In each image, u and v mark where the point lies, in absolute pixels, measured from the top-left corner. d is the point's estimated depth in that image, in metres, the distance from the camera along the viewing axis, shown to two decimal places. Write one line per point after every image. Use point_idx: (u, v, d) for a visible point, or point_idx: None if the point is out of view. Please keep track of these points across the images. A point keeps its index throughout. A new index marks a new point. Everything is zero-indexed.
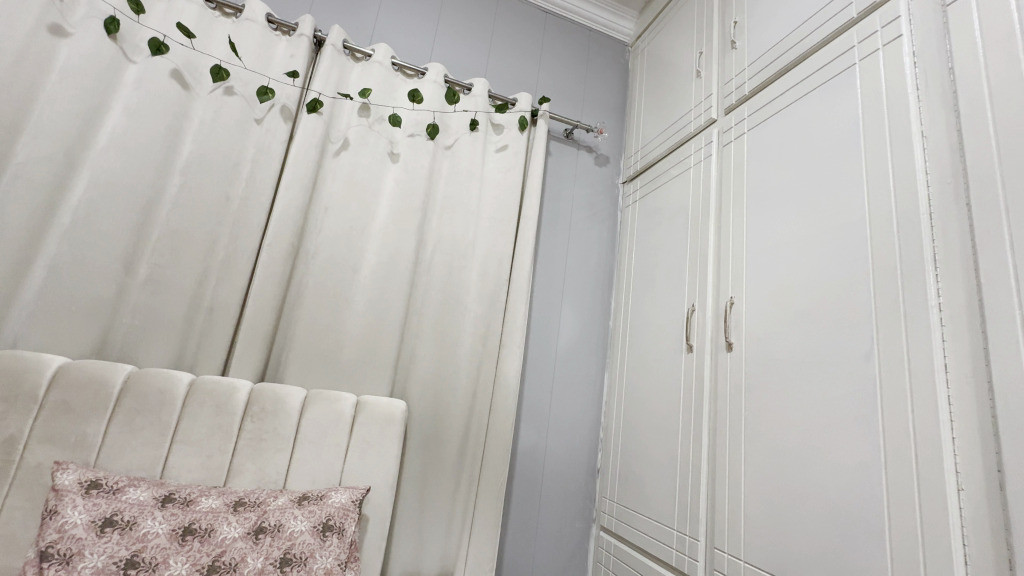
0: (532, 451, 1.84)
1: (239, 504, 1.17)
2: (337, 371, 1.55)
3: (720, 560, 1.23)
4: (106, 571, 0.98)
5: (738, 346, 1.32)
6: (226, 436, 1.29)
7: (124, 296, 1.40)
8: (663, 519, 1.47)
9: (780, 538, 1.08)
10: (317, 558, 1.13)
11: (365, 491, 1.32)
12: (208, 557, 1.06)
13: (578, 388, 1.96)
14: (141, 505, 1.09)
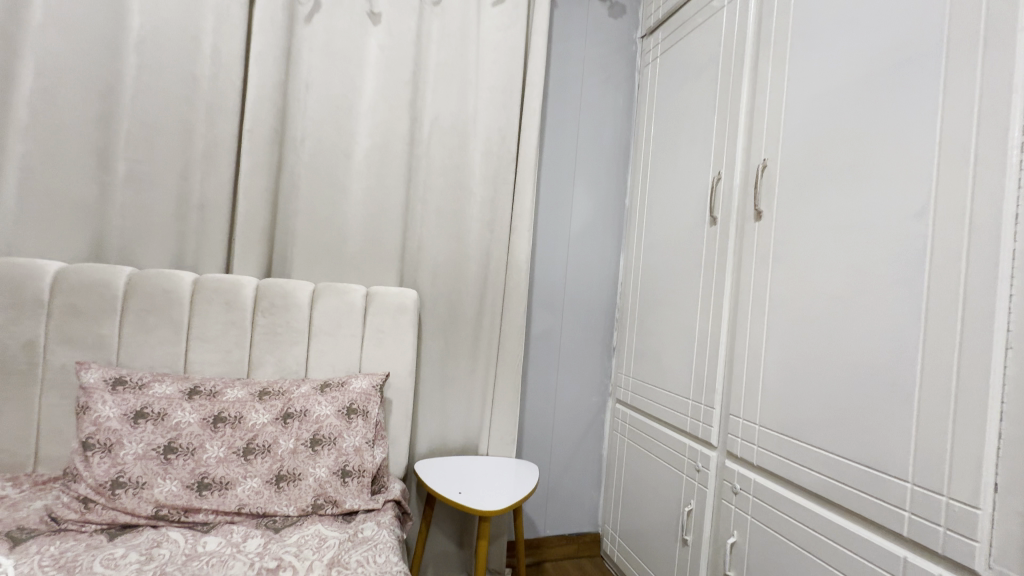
0: (548, 333, 1.85)
1: (264, 393, 1.20)
2: (343, 264, 1.51)
3: (735, 425, 1.27)
4: (147, 456, 1.04)
5: (768, 214, 1.21)
6: (241, 332, 1.29)
7: (107, 197, 1.31)
8: (679, 391, 1.50)
9: (798, 402, 1.08)
10: (345, 437, 1.19)
11: (385, 376, 1.34)
12: (242, 440, 1.12)
13: (593, 271, 1.91)
14: (169, 398, 1.12)
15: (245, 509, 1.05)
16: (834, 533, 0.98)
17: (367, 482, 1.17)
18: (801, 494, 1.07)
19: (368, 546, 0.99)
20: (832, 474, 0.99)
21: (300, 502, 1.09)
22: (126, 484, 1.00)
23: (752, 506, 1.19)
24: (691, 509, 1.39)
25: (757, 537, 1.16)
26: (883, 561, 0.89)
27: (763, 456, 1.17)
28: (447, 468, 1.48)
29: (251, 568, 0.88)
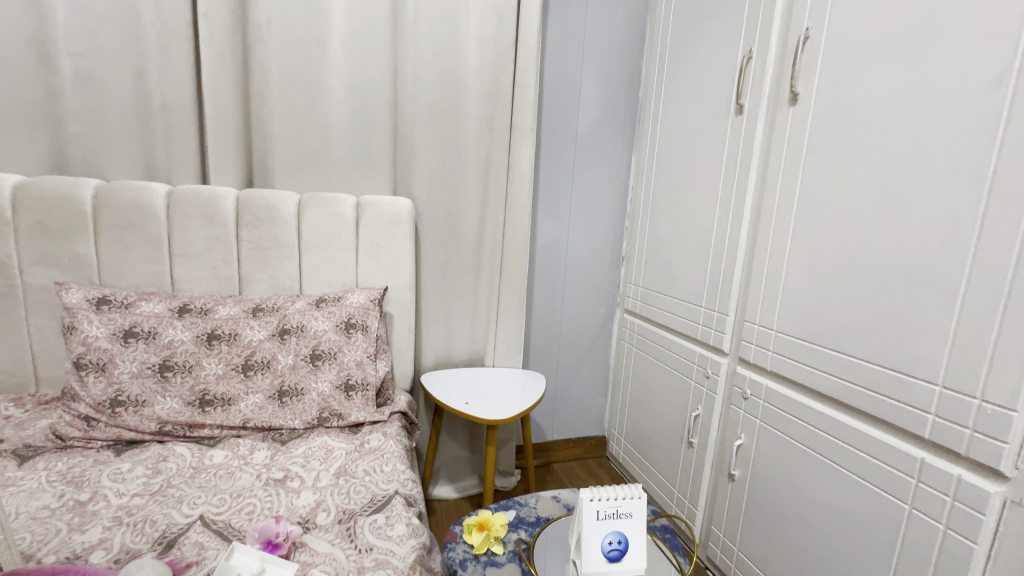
0: (554, 244, 1.76)
1: (257, 309, 1.16)
2: (330, 172, 1.38)
3: (749, 331, 1.22)
4: (143, 375, 1.01)
5: (806, 96, 1.06)
6: (226, 248, 1.21)
7: (57, 99, 1.16)
8: (691, 299, 1.44)
9: (823, 307, 1.02)
10: (345, 352, 1.16)
11: (383, 290, 1.28)
12: (240, 357, 1.09)
13: (602, 175, 1.76)
14: (159, 317, 1.08)
15: (250, 423, 1.05)
16: (849, 436, 0.96)
17: (372, 395, 1.16)
18: (816, 399, 1.04)
19: (375, 455, 0.99)
20: (852, 378, 0.95)
21: (305, 415, 1.09)
22: (126, 402, 0.99)
23: (762, 410, 1.17)
24: (698, 414, 1.39)
25: (765, 440, 1.16)
26: (898, 462, 0.87)
27: (778, 362, 1.13)
28: (453, 380, 1.47)
29: (258, 479, 0.88)
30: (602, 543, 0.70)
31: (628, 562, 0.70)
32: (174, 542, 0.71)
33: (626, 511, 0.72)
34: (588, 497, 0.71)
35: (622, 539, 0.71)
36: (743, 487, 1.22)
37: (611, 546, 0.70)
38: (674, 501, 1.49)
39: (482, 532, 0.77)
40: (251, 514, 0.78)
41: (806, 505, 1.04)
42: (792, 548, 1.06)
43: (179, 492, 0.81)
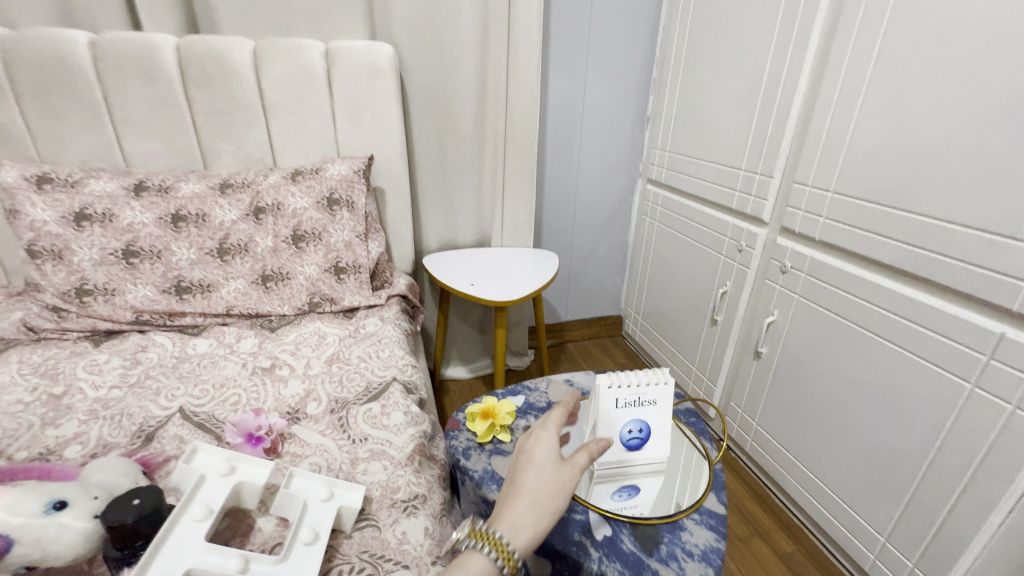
0: (568, 102, 1.50)
1: (225, 186, 1.01)
2: (288, 11, 1.11)
3: (799, 195, 1.04)
4: (107, 262, 0.91)
5: None
6: (177, 112, 1.02)
7: None
8: (729, 161, 1.23)
9: (907, 157, 0.82)
10: (331, 232, 1.03)
11: (368, 160, 1.10)
12: (214, 241, 0.97)
13: (628, 10, 1.43)
14: (112, 197, 0.93)
15: (234, 310, 0.96)
16: (909, 311, 0.83)
17: (366, 278, 1.05)
18: (872, 270, 0.90)
19: (370, 341, 0.91)
20: (927, 245, 0.80)
21: (294, 301, 1.00)
22: (94, 291, 0.90)
23: (802, 285, 1.04)
24: (725, 291, 1.27)
25: (801, 317, 1.05)
26: (968, 338, 0.75)
27: (829, 230, 0.97)
28: (458, 262, 1.36)
29: (244, 367, 0.81)
30: (621, 432, 0.62)
31: (649, 450, 0.63)
32: (152, 436, 0.65)
33: (649, 398, 0.63)
34: (605, 383, 0.61)
35: (644, 427, 0.63)
36: (770, 364, 1.15)
37: (631, 435, 0.62)
38: (692, 378, 1.45)
39: (486, 421, 0.70)
40: (236, 405, 0.71)
41: (841, 383, 0.96)
42: (821, 424, 1.01)
43: (158, 384, 0.75)
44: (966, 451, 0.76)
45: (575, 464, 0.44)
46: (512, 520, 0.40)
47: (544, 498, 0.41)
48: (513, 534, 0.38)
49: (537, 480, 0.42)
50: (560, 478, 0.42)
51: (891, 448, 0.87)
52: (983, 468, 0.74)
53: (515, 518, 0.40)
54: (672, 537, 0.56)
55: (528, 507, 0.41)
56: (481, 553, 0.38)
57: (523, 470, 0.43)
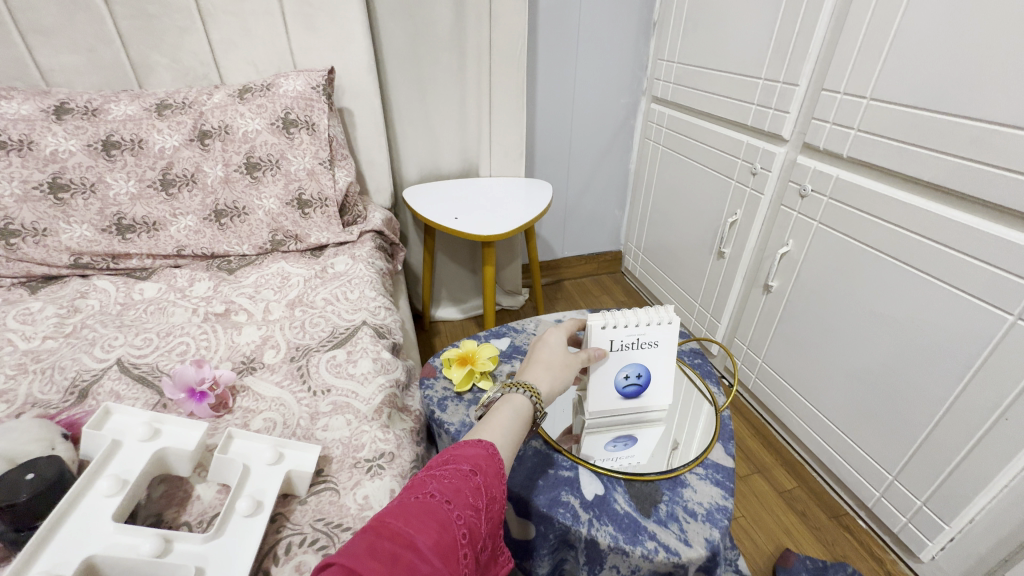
0: (562, 3, 1.30)
1: (162, 106, 0.87)
2: None
3: (827, 104, 0.90)
4: (31, 197, 0.79)
5: None
6: (93, 17, 0.86)
7: None
8: (746, 68, 1.07)
9: (968, 47, 0.68)
10: (290, 159, 0.90)
11: (328, 73, 0.95)
12: (155, 171, 0.85)
13: None
14: (28, 119, 0.80)
15: (186, 250, 0.86)
16: (947, 235, 0.73)
17: (335, 213, 0.94)
18: (912, 190, 0.78)
19: (339, 281, 0.81)
20: (979, 157, 0.68)
21: (254, 240, 0.89)
22: (21, 231, 0.79)
23: (823, 210, 0.93)
24: (734, 220, 1.16)
25: (819, 245, 0.95)
26: (1017, 265, 0.65)
27: (861, 144, 0.84)
28: (443, 194, 1.24)
29: (195, 314, 0.72)
30: (617, 378, 0.54)
31: (649, 396, 0.56)
32: (87, 392, 0.57)
33: (649, 340, 0.55)
34: (600, 323, 0.52)
35: (643, 372, 0.55)
36: (780, 298, 1.06)
37: (628, 381, 0.55)
38: (694, 315, 1.38)
39: (464, 368, 0.62)
40: (183, 355, 0.63)
41: (860, 317, 0.88)
42: (834, 360, 0.94)
43: (95, 333, 0.66)
44: (998, 389, 0.69)
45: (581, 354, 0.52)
46: (537, 378, 0.47)
47: (560, 367, 0.49)
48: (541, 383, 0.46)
49: (554, 351, 0.50)
50: (572, 354, 0.51)
51: (910, 385, 0.80)
52: (1016, 406, 0.67)
53: (538, 377, 0.47)
54: (672, 495, 0.50)
55: (547, 370, 0.48)
56: (518, 395, 0.45)
57: (540, 348, 0.51)
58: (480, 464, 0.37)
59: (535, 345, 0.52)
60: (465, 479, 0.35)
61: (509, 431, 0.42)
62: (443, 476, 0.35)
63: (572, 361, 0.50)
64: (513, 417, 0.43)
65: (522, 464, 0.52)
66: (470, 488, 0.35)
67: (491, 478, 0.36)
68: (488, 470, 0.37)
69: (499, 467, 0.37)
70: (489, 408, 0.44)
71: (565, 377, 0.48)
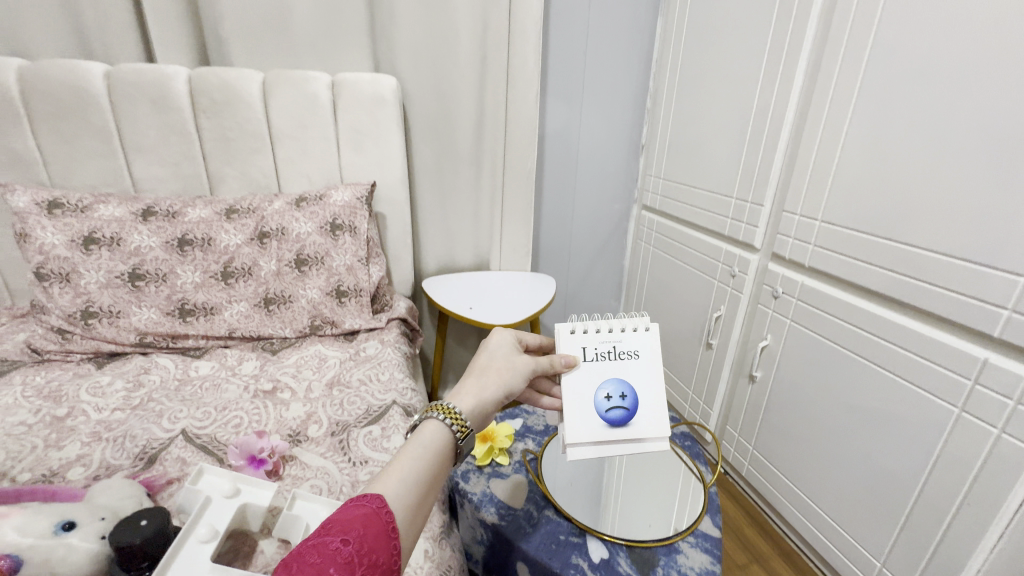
0: (564, 130, 1.56)
1: (231, 211, 1.03)
2: (293, 44, 1.14)
3: (788, 222, 1.08)
4: (113, 285, 0.92)
5: None
6: (186, 140, 1.06)
7: None
8: (720, 188, 1.27)
9: (889, 188, 0.85)
10: (333, 256, 1.05)
11: (370, 187, 1.14)
12: (218, 264, 0.99)
13: (621, 44, 1.50)
14: (120, 221, 0.96)
15: (236, 332, 0.97)
16: (896, 336, 0.85)
17: (367, 301, 1.07)
18: (862, 297, 0.93)
19: (371, 364, 0.92)
20: (909, 272, 0.83)
21: (295, 324, 1.01)
22: (99, 313, 0.91)
23: (793, 309, 1.07)
24: (719, 315, 1.30)
25: (794, 341, 1.07)
26: (953, 363, 0.77)
27: (819, 256, 1.00)
28: (457, 285, 1.39)
29: (246, 390, 0.82)
30: (599, 398, 0.57)
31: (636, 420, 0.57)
32: (155, 458, 0.65)
33: (626, 348, 0.61)
34: (567, 328, 0.61)
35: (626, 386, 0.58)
36: (764, 387, 1.17)
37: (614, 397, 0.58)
38: (688, 402, 1.46)
39: (485, 444, 0.71)
40: (238, 427, 0.72)
41: (835, 408, 0.98)
42: (817, 448, 1.02)
43: (160, 407, 0.76)
44: (957, 474, 0.77)
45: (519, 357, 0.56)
46: (464, 388, 0.52)
47: (490, 375, 0.53)
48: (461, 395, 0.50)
49: (488, 360, 0.55)
50: (509, 364, 0.55)
51: (884, 472, 0.88)
52: (974, 491, 0.75)
53: (467, 384, 0.52)
54: (667, 560, 0.57)
55: (476, 379, 0.53)
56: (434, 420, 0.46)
57: (482, 356, 0.56)
58: (355, 531, 0.36)
59: (477, 354, 0.56)
60: (333, 555, 0.35)
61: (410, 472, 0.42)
62: (307, 558, 0.34)
63: (507, 370, 0.54)
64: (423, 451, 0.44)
65: (537, 531, 0.60)
66: (336, 564, 0.34)
67: (366, 544, 0.36)
68: (364, 538, 0.36)
69: (379, 528, 0.37)
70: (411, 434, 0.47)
71: (492, 386, 0.52)
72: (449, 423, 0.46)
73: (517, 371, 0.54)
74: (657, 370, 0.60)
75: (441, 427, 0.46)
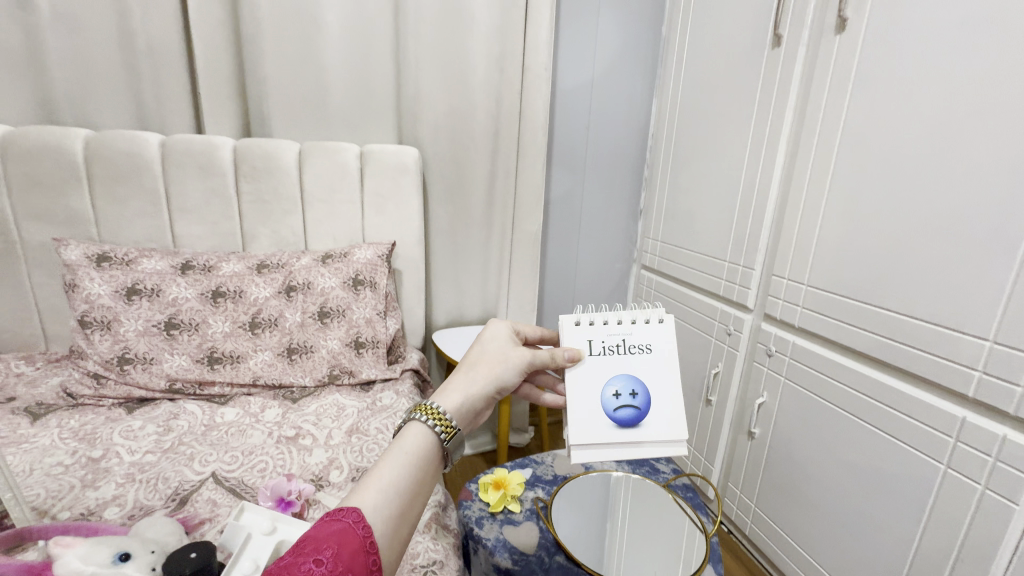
0: (568, 195, 1.68)
1: (262, 265, 1.11)
2: (328, 119, 1.28)
3: (777, 286, 1.16)
4: (150, 333, 0.99)
5: (856, 22, 0.95)
6: (226, 201, 1.16)
7: (34, 39, 1.06)
8: (714, 252, 1.37)
9: (864, 258, 0.94)
10: (354, 309, 1.12)
11: (391, 246, 1.23)
12: (247, 315, 1.06)
13: (620, 121, 1.66)
14: (161, 274, 1.04)
15: (260, 380, 1.03)
16: (883, 395, 0.91)
17: (383, 353, 1.13)
18: (850, 357, 0.99)
19: (387, 413, 0.97)
20: (888, 334, 0.90)
21: (315, 373, 1.06)
22: (134, 360, 0.97)
23: (787, 367, 1.13)
24: (717, 372, 1.36)
25: (789, 399, 1.13)
26: (935, 420, 0.82)
27: (807, 318, 1.08)
28: (466, 338, 1.45)
29: (270, 436, 0.86)
30: (606, 396, 0.59)
31: (643, 418, 0.58)
32: (186, 499, 0.69)
33: (635, 343, 0.62)
34: (571, 321, 0.62)
35: (631, 386, 0.59)
36: (763, 444, 1.20)
37: (619, 398, 0.58)
38: (690, 458, 1.48)
39: (499, 491, 0.76)
40: (263, 471, 0.76)
41: (831, 465, 1.01)
42: (816, 505, 1.05)
43: (190, 450, 0.80)
44: (948, 531, 0.80)
45: (509, 352, 0.58)
46: (453, 382, 0.54)
47: (479, 369, 0.55)
48: (449, 388, 0.52)
49: (478, 355, 0.57)
50: (500, 358, 0.57)
51: (881, 529, 0.91)
52: (966, 549, 0.77)
53: (456, 378, 0.54)
54: None
55: (465, 372, 0.55)
56: (416, 423, 0.48)
57: (474, 351, 0.58)
58: (328, 552, 0.37)
59: (471, 347, 0.59)
60: None
61: (391, 479, 0.43)
62: None
63: (498, 363, 0.56)
64: (405, 457, 0.45)
65: None
66: None
67: (340, 563, 0.36)
68: (339, 556, 0.37)
69: (355, 545, 0.37)
70: (395, 438, 0.48)
71: (480, 382, 0.54)
72: (432, 424, 0.47)
73: (508, 364, 0.57)
74: (669, 365, 0.61)
75: (425, 429, 0.48)
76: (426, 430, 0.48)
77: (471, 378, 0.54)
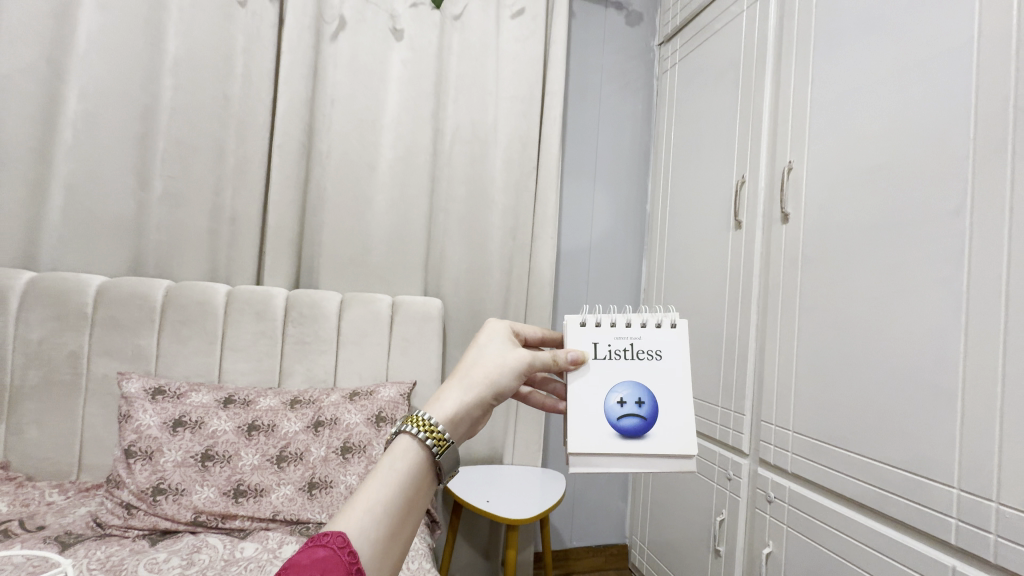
0: None
1: (295, 401, 1.23)
2: (367, 275, 1.51)
3: (767, 431, 1.26)
4: (186, 464, 1.07)
5: (796, 216, 1.22)
6: (272, 342, 1.33)
7: (145, 212, 1.35)
8: (707, 397, 1.49)
9: (837, 408, 1.06)
10: (375, 445, 1.19)
11: (412, 385, 1.36)
12: (276, 448, 1.14)
13: (615, 277, 1.91)
14: (206, 407, 1.15)
15: (279, 515, 1.07)
16: (880, 543, 0.94)
17: None
18: (843, 504, 1.04)
19: None
20: (870, 480, 0.97)
21: (331, 509, 1.10)
22: (166, 491, 1.03)
23: (788, 514, 1.17)
24: (722, 519, 1.37)
25: (794, 548, 1.14)
26: (930, 570, 0.86)
27: (798, 464, 1.15)
28: (473, 477, 1.49)
29: None
30: (613, 400, 0.66)
31: (645, 425, 0.66)
32: None
33: (643, 348, 0.70)
34: (578, 322, 0.70)
35: (635, 394, 0.67)
36: None
37: (624, 403, 0.66)
38: None
39: None
40: None
41: None
42: None
43: None
44: None
45: (504, 359, 0.58)
46: (448, 393, 0.55)
47: (474, 381, 0.56)
48: (442, 403, 0.53)
49: (474, 362, 0.57)
50: (496, 363, 0.57)
51: None
52: None
53: (450, 389, 0.56)
54: None
55: (459, 384, 0.56)
56: (406, 438, 0.50)
57: (472, 354, 0.58)
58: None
59: (467, 351, 0.58)
60: None
61: (379, 499, 0.46)
62: None
63: (494, 370, 0.57)
64: (396, 474, 0.48)
65: None
66: None
67: None
68: None
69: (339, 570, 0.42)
70: (388, 450, 0.51)
71: (473, 396, 0.56)
72: (423, 437, 0.50)
73: (505, 370, 0.57)
74: (673, 371, 0.69)
75: (416, 442, 0.50)
76: (416, 447, 0.50)
77: (463, 394, 0.55)
